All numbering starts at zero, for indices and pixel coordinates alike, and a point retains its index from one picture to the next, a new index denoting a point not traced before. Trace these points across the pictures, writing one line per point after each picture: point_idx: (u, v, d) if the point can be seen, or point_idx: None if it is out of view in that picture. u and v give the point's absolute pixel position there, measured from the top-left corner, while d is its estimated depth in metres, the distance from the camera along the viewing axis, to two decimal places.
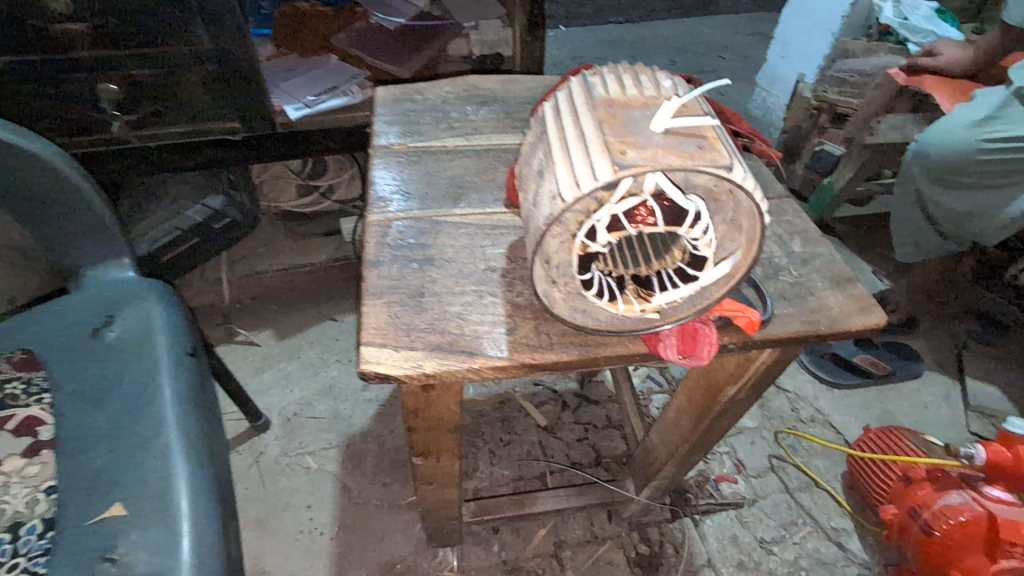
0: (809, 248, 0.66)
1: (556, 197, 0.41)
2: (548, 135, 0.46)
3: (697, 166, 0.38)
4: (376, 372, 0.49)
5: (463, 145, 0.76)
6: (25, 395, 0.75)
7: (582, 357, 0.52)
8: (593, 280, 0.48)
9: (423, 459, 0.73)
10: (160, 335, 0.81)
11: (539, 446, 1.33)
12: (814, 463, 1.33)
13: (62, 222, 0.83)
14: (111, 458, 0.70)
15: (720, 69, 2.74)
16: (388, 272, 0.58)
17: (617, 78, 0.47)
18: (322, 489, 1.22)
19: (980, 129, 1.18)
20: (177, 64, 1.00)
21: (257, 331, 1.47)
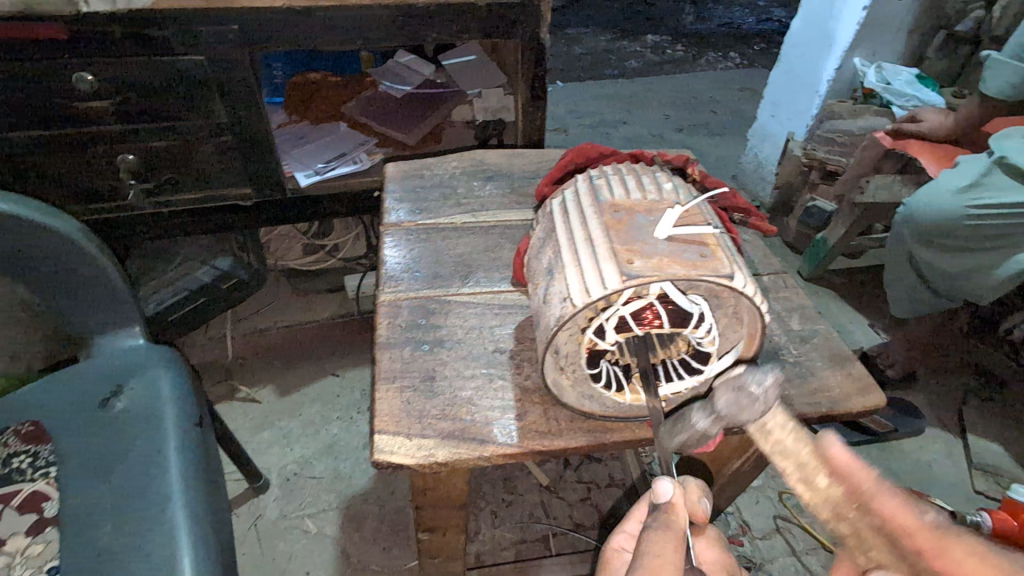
0: (808, 326, 0.68)
1: (567, 300, 0.43)
2: (558, 235, 0.49)
3: (701, 275, 0.41)
4: (389, 462, 0.50)
5: (471, 222, 0.78)
6: (30, 469, 0.76)
7: (591, 444, 0.53)
8: (601, 371, 0.50)
9: (430, 534, 0.72)
10: (167, 405, 0.80)
11: (541, 507, 1.30)
12: (820, 524, 1.31)
13: (79, 297, 0.84)
14: (118, 536, 0.69)
15: (712, 122, 2.83)
16: (401, 354, 0.59)
17: (622, 181, 0.51)
18: (321, 555, 1.19)
19: (965, 196, 1.22)
20: (193, 135, 1.04)
21: (260, 387, 1.43)
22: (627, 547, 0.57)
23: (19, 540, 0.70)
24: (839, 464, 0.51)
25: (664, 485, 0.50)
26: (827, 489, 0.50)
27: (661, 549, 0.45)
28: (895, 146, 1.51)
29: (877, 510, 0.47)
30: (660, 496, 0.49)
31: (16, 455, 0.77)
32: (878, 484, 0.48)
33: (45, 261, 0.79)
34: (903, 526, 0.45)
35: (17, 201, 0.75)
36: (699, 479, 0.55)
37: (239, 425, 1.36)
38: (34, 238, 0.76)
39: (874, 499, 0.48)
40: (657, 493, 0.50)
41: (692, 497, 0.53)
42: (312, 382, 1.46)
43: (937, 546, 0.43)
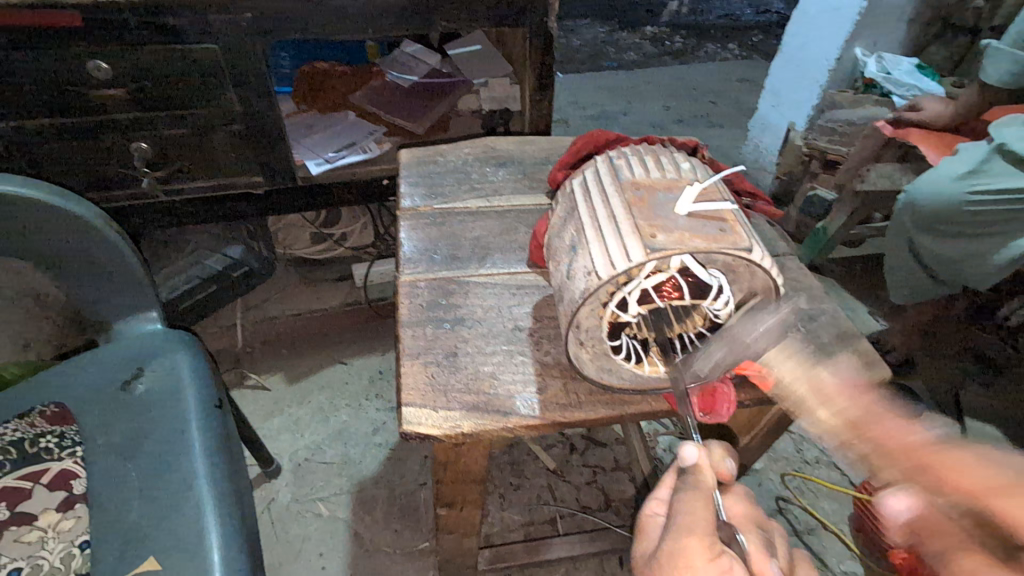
0: (815, 305, 0.70)
1: (591, 274, 0.46)
2: (580, 213, 0.51)
3: (721, 248, 0.44)
4: (417, 433, 0.52)
5: (485, 206, 0.80)
6: (57, 448, 0.76)
7: (610, 415, 0.56)
8: (622, 344, 0.52)
9: (448, 509, 0.75)
10: (188, 387, 0.82)
11: (549, 490, 1.33)
12: (822, 505, 1.33)
13: (99, 282, 0.86)
14: (146, 510, 0.71)
15: (713, 114, 2.84)
16: (423, 332, 0.61)
17: (640, 161, 0.53)
18: (333, 537, 1.21)
19: (965, 183, 1.25)
20: (206, 123, 1.05)
21: (269, 374, 1.45)
22: (661, 512, 0.58)
23: (51, 516, 0.71)
24: (835, 394, 0.58)
25: (690, 450, 0.55)
26: (830, 417, 0.56)
27: (691, 505, 0.51)
28: (897, 134, 1.52)
29: (874, 428, 0.53)
30: (686, 459, 0.55)
31: (44, 435, 0.77)
32: (879, 411, 0.55)
33: (68, 246, 0.80)
34: (899, 441, 0.51)
35: (37, 185, 0.76)
36: (722, 444, 0.60)
37: (250, 412, 1.38)
38: (57, 222, 0.78)
39: (871, 417, 0.54)
40: (682, 458, 0.55)
41: (717, 459, 0.57)
42: (321, 370, 1.48)
43: (928, 452, 0.49)
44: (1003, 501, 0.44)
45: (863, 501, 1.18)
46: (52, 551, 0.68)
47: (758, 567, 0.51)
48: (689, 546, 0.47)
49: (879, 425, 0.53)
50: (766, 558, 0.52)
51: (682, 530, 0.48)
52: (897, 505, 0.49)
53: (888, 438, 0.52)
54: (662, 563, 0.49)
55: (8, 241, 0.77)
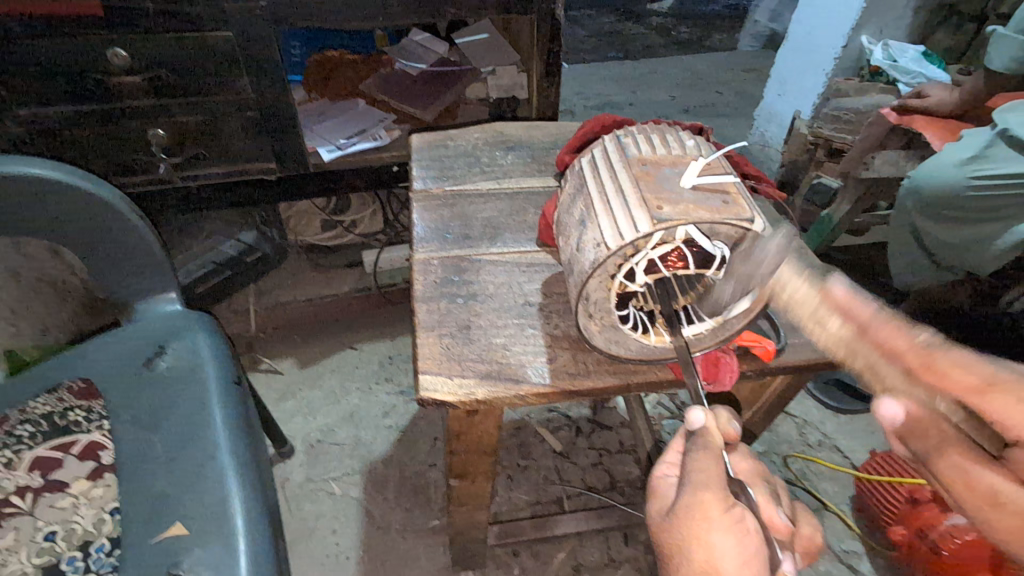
0: None
1: (600, 244, 0.48)
2: (588, 189, 0.53)
3: (724, 219, 0.46)
4: (433, 399, 0.55)
5: (495, 189, 0.82)
6: (85, 421, 0.80)
7: (618, 384, 0.58)
8: (629, 315, 0.55)
9: (460, 480, 0.77)
10: (208, 364, 0.85)
11: (556, 471, 1.36)
12: (824, 487, 1.35)
13: (120, 263, 0.89)
14: (171, 479, 0.74)
15: (718, 104, 2.84)
16: (438, 307, 0.64)
17: (647, 139, 0.55)
18: (346, 515, 1.24)
19: (969, 168, 1.26)
20: (221, 110, 1.08)
21: (282, 358, 1.49)
22: (672, 474, 0.61)
23: (82, 484, 0.74)
24: (841, 303, 0.51)
25: (697, 414, 0.58)
26: (838, 330, 0.51)
27: (704, 463, 0.54)
28: (902, 121, 1.54)
29: (876, 336, 0.49)
30: (692, 422, 0.57)
31: (72, 408, 0.81)
32: (878, 315, 0.50)
33: (92, 229, 0.83)
34: (899, 349, 0.49)
35: (63, 169, 0.79)
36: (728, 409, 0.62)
37: (264, 395, 1.42)
38: (82, 205, 0.81)
39: (873, 325, 0.50)
40: (690, 421, 0.58)
41: (723, 421, 0.59)
42: (332, 354, 1.51)
43: (924, 357, 0.49)
44: (995, 399, 0.47)
45: (865, 481, 1.21)
46: (84, 516, 0.72)
47: (765, 514, 0.56)
48: (705, 500, 0.51)
49: (884, 330, 0.50)
50: (771, 504, 0.57)
51: (698, 486, 0.52)
52: (891, 410, 0.51)
53: (889, 346, 0.49)
54: (680, 518, 0.52)
55: (36, 223, 0.80)
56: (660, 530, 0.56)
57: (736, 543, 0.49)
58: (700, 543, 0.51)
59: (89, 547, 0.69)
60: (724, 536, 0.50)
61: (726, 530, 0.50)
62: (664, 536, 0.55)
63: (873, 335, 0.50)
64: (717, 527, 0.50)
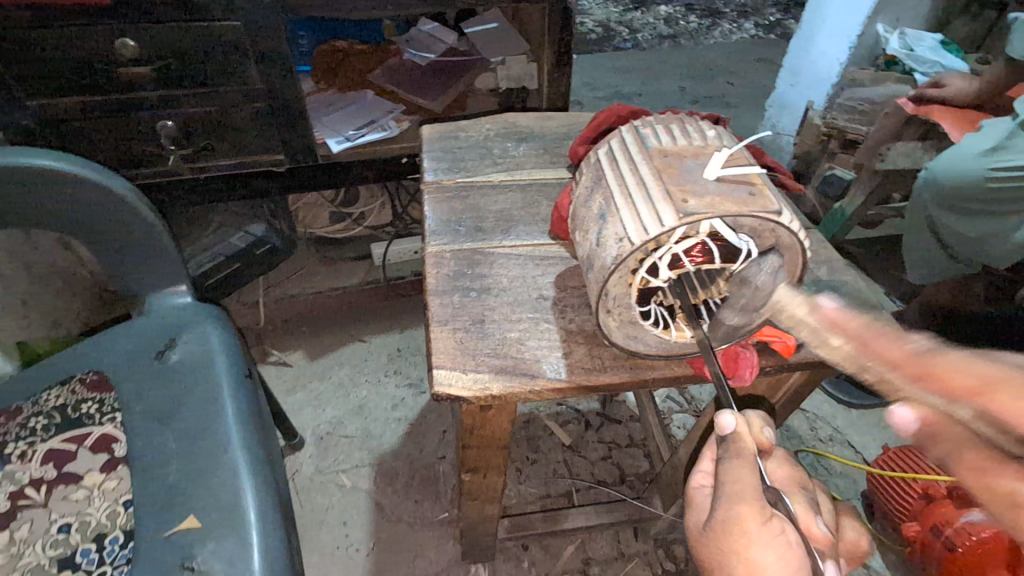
0: (836, 277, 0.73)
1: (623, 239, 0.46)
2: (608, 182, 0.52)
3: (751, 212, 0.45)
4: (448, 394, 0.54)
5: (508, 180, 0.81)
6: (98, 413, 0.79)
7: (634, 379, 0.57)
8: (650, 310, 0.54)
9: (472, 474, 0.77)
10: (220, 357, 0.85)
11: (564, 465, 1.35)
12: (835, 482, 1.34)
13: (130, 255, 0.88)
14: (183, 472, 0.74)
15: (728, 94, 2.80)
16: (452, 300, 0.63)
17: (666, 129, 0.53)
18: (356, 507, 1.24)
19: (987, 160, 1.24)
20: (230, 101, 1.07)
21: (292, 351, 1.49)
22: (707, 484, 0.62)
23: (95, 476, 0.74)
24: (834, 320, 0.51)
25: (726, 418, 0.56)
26: (841, 346, 0.50)
27: (738, 474, 0.52)
28: (919, 112, 1.49)
29: (873, 351, 0.50)
30: (723, 427, 0.56)
31: (84, 401, 0.80)
32: (866, 328, 0.51)
33: (100, 223, 0.83)
34: (894, 359, 0.49)
35: (74, 160, 0.79)
36: (757, 411, 0.60)
37: (274, 387, 1.42)
38: (92, 198, 0.80)
39: (872, 340, 0.50)
40: (720, 426, 0.56)
41: (756, 428, 0.58)
42: (341, 346, 1.51)
43: (922, 362, 0.49)
44: (995, 399, 0.46)
45: (878, 477, 1.20)
46: (98, 508, 0.71)
47: (804, 524, 0.55)
48: (742, 515, 0.50)
49: (878, 342, 0.50)
50: (811, 514, 0.56)
51: (731, 500, 0.51)
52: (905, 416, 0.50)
53: (886, 360, 0.49)
54: (718, 535, 0.52)
55: (48, 217, 0.80)
56: (702, 545, 0.56)
57: (778, 557, 0.49)
58: (741, 558, 0.50)
59: (104, 539, 0.69)
60: (765, 550, 0.49)
61: (766, 545, 0.49)
62: (706, 550, 0.55)
63: (873, 350, 0.50)
64: (757, 544, 0.49)
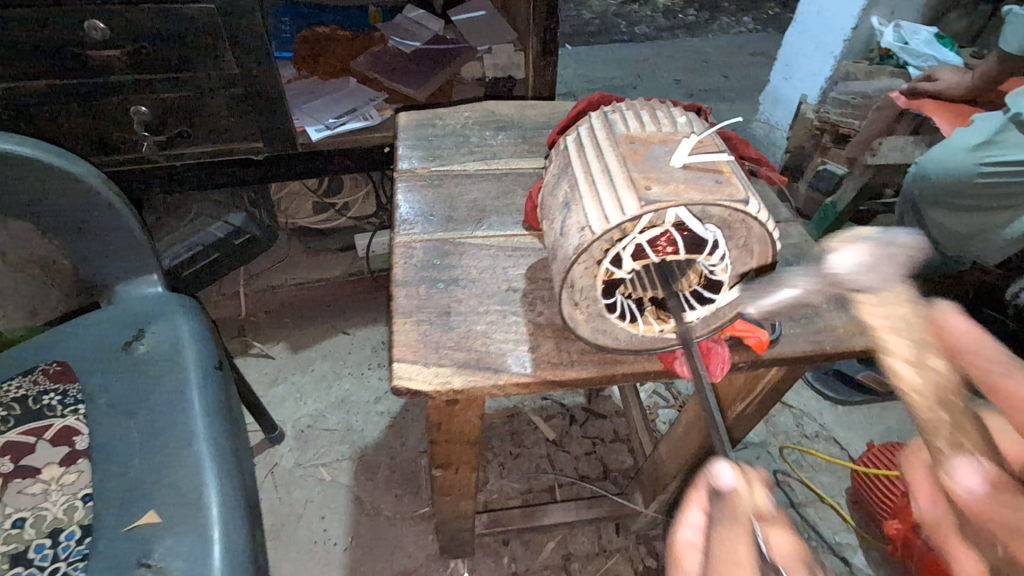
0: (815, 272, 0.71)
1: (585, 229, 0.45)
2: (573, 169, 0.50)
3: (717, 201, 0.43)
4: (407, 388, 0.52)
5: (483, 169, 0.79)
6: (60, 405, 0.77)
7: (602, 374, 0.55)
8: (616, 303, 0.51)
9: (443, 470, 0.76)
10: (190, 349, 0.83)
11: (548, 460, 1.34)
12: (819, 479, 1.33)
13: (96, 243, 0.86)
14: (145, 466, 0.72)
15: (724, 88, 2.78)
16: (418, 291, 0.61)
17: (636, 114, 0.51)
18: (335, 501, 1.23)
19: (977, 155, 1.22)
20: (204, 87, 1.04)
21: (273, 343, 1.47)
22: (697, 542, 0.51)
23: (54, 469, 0.72)
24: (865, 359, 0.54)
25: (722, 470, 0.50)
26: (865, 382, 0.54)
27: (733, 548, 0.46)
28: (910, 106, 1.50)
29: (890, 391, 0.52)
30: (719, 481, 0.49)
31: (46, 392, 0.78)
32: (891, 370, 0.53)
33: (65, 210, 0.81)
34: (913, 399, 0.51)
35: (37, 144, 0.77)
36: (761, 466, 0.51)
37: (254, 379, 1.40)
38: (55, 184, 0.78)
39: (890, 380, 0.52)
40: (715, 478, 0.50)
41: (757, 487, 0.50)
42: (324, 338, 1.49)
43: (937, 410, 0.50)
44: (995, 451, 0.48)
45: (861, 474, 1.19)
46: (55, 503, 0.69)
47: None
48: None
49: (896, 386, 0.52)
50: None
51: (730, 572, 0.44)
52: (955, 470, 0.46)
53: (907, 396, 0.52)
54: None
55: (12, 205, 0.78)
56: None
57: None
58: None
59: (59, 534, 0.67)
60: None
61: None
62: None
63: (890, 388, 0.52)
64: None
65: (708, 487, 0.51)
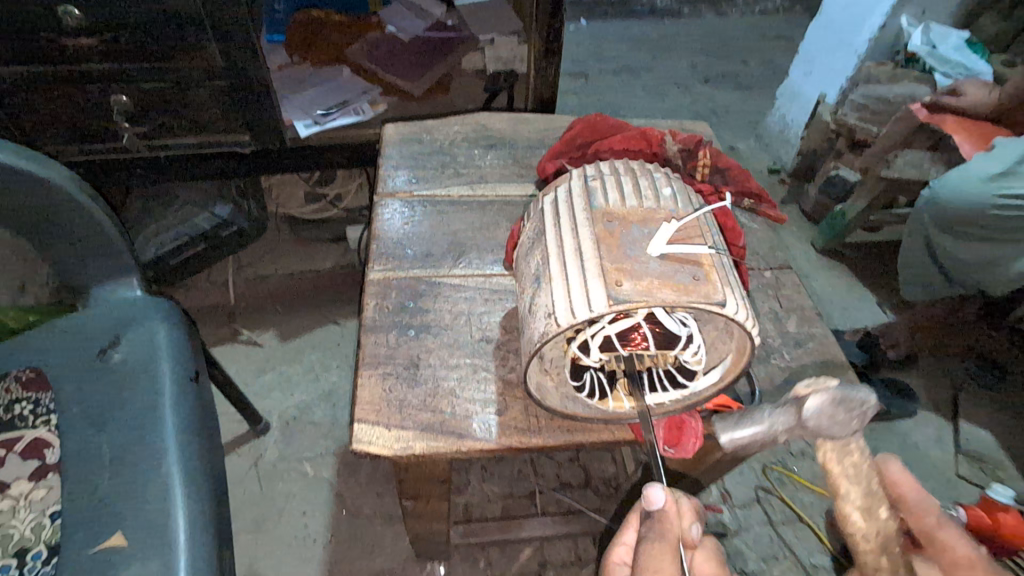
0: (805, 327, 0.69)
1: (550, 316, 0.42)
2: (547, 241, 0.47)
3: (691, 302, 0.40)
4: (367, 452, 0.51)
5: (468, 195, 0.76)
6: (31, 416, 0.78)
7: (570, 442, 0.54)
8: (585, 381, 0.50)
9: (414, 500, 0.75)
10: (163, 360, 0.81)
11: (530, 465, 1.34)
12: (800, 498, 1.34)
13: (71, 246, 0.84)
14: (115, 484, 0.72)
15: (743, 75, 2.66)
16: (388, 338, 0.59)
17: (618, 184, 0.48)
18: (317, 497, 1.24)
19: (993, 184, 1.17)
20: (188, 79, 0.99)
21: (262, 332, 1.46)
22: (627, 561, 0.60)
23: (23, 484, 0.73)
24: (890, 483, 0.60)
25: (655, 492, 0.55)
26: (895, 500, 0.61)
27: (660, 560, 0.51)
28: (930, 120, 1.43)
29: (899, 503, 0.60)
30: (652, 501, 0.55)
31: (19, 401, 0.79)
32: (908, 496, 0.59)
33: (37, 214, 0.78)
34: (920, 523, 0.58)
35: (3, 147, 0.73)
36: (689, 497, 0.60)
37: (242, 368, 1.40)
38: (24, 189, 0.75)
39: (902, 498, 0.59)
40: (648, 499, 0.55)
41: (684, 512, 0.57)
42: (313, 329, 1.48)
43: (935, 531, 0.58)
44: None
45: None
46: (22, 521, 0.70)
47: None
48: None
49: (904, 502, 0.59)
50: None
51: None
52: None
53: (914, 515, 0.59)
54: None
55: None
56: None
57: None
58: None
59: (26, 554, 0.68)
60: None
61: None
62: None
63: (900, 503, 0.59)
64: None
65: (642, 509, 0.57)
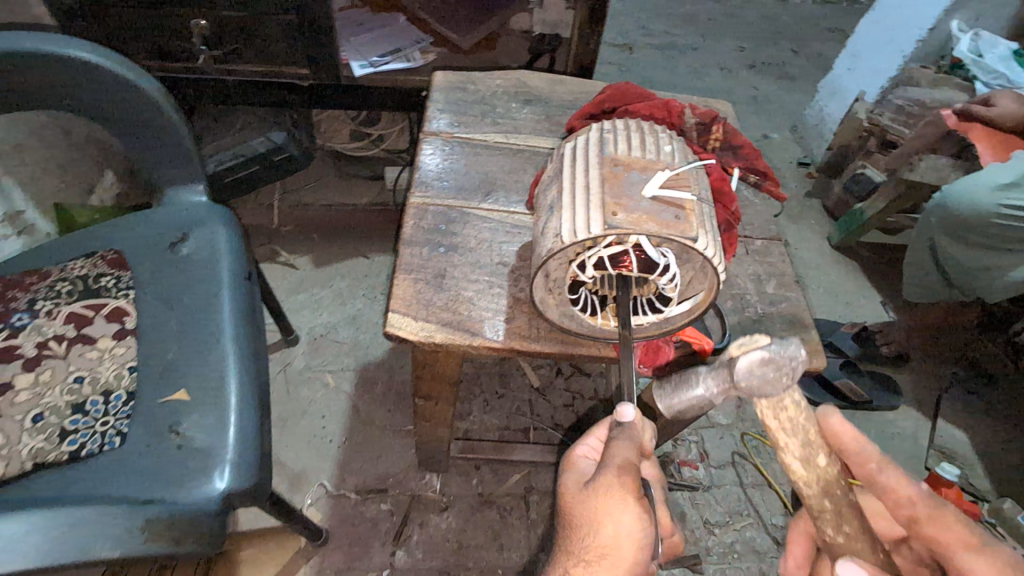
0: (781, 292, 0.78)
1: (557, 236, 0.53)
2: (563, 179, 0.57)
3: (670, 234, 0.50)
4: (396, 335, 0.63)
5: (502, 142, 0.85)
6: (114, 288, 0.90)
7: (563, 351, 0.65)
8: (580, 297, 0.61)
9: (425, 400, 0.88)
10: (223, 257, 0.94)
11: (528, 404, 1.47)
12: (772, 467, 1.45)
13: (154, 150, 0.96)
14: (180, 352, 0.86)
15: (790, 65, 2.65)
16: (422, 251, 0.70)
17: (627, 139, 0.58)
18: (336, 405, 1.39)
19: (1002, 195, 1.22)
20: (260, 11, 1.09)
21: (299, 255, 1.59)
22: (591, 456, 0.71)
23: (107, 341, 0.85)
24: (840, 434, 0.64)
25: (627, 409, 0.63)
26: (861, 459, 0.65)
27: (625, 453, 0.60)
28: (958, 128, 1.46)
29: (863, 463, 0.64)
30: (623, 415, 0.63)
31: (104, 275, 0.91)
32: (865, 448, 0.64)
33: (130, 117, 0.90)
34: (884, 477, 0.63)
35: (106, 53, 0.85)
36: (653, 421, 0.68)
37: (278, 285, 1.54)
38: (122, 93, 0.87)
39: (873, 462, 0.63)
40: (621, 413, 0.63)
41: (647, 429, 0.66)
42: (345, 258, 1.61)
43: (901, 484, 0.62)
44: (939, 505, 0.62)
45: None
46: (106, 368, 0.83)
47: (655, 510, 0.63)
48: (625, 482, 0.58)
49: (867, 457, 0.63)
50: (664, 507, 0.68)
51: (622, 469, 0.58)
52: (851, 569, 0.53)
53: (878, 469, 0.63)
54: (595, 492, 0.59)
55: (85, 106, 0.88)
56: (573, 496, 0.63)
57: (634, 523, 0.57)
58: (606, 516, 0.58)
59: (109, 394, 0.81)
60: (627, 515, 0.57)
61: (631, 512, 0.57)
62: (577, 505, 0.61)
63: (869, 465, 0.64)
64: (623, 507, 0.57)
65: (614, 419, 0.65)
